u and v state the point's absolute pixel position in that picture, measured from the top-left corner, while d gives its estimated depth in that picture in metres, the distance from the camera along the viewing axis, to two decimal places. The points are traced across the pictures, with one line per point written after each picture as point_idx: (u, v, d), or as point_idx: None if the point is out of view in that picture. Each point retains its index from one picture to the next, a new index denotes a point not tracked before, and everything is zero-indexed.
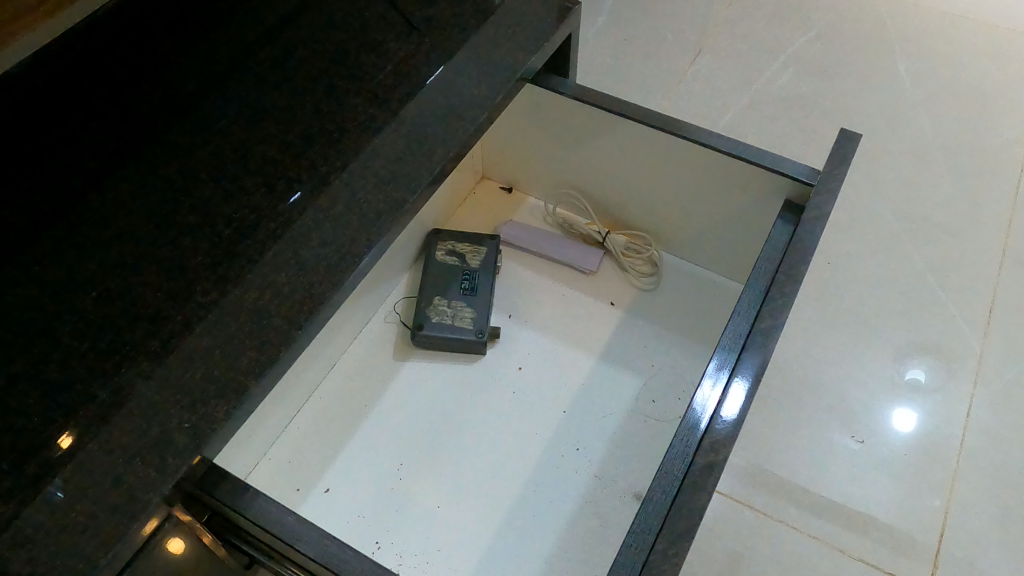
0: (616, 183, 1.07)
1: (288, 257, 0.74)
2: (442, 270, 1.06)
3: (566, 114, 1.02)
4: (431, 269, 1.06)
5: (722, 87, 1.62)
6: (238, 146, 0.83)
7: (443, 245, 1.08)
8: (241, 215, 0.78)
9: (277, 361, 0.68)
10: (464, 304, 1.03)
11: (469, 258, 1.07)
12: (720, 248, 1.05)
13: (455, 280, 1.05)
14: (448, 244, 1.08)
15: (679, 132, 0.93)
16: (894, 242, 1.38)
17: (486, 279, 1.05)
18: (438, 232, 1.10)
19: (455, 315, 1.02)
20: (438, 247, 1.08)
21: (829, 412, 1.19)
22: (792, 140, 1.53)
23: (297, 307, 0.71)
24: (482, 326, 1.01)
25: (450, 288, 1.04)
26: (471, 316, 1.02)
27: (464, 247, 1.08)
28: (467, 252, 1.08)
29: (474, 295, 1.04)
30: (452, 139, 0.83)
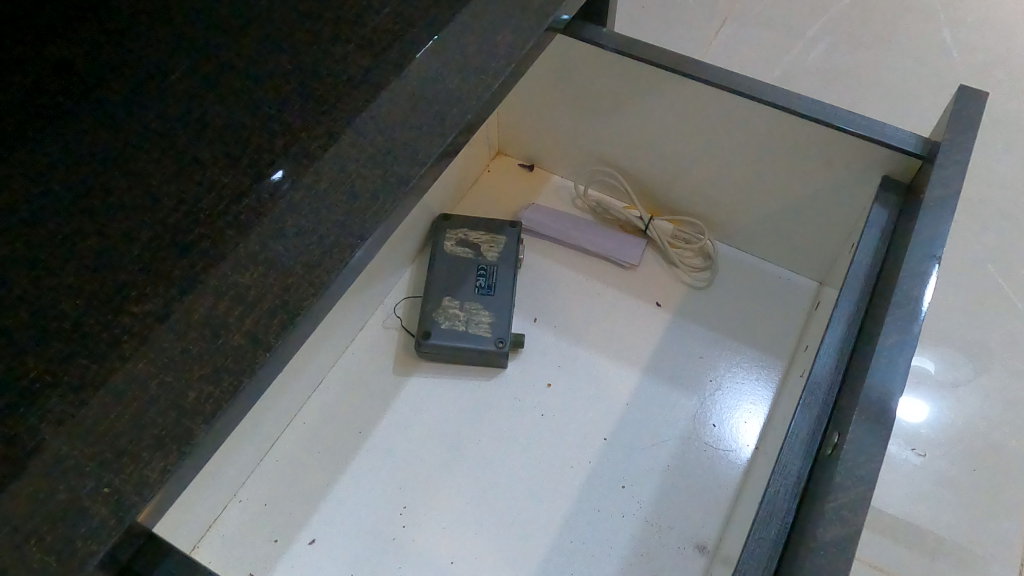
0: (660, 158, 0.89)
1: (255, 252, 0.55)
2: (452, 266, 0.88)
3: (601, 75, 0.83)
4: (438, 265, 0.88)
5: (772, 29, 1.30)
6: (194, 105, 0.64)
7: (453, 235, 0.90)
8: (193, 194, 0.60)
9: (237, 396, 0.49)
10: (479, 306, 0.84)
11: (485, 250, 0.89)
12: (788, 238, 0.87)
13: (468, 277, 0.87)
14: (460, 233, 0.90)
15: (746, 91, 0.75)
16: (999, 210, 1.08)
17: (506, 276, 0.87)
18: (447, 220, 0.91)
19: (469, 319, 0.83)
20: (447, 237, 0.90)
21: (916, 418, 0.91)
22: (865, 99, 1.22)
23: (264, 322, 0.52)
24: (503, 333, 0.83)
25: (462, 287, 0.86)
26: (488, 321, 0.83)
27: (480, 237, 0.90)
28: (482, 242, 0.89)
29: (493, 295, 0.85)
30: (470, 94, 0.63)
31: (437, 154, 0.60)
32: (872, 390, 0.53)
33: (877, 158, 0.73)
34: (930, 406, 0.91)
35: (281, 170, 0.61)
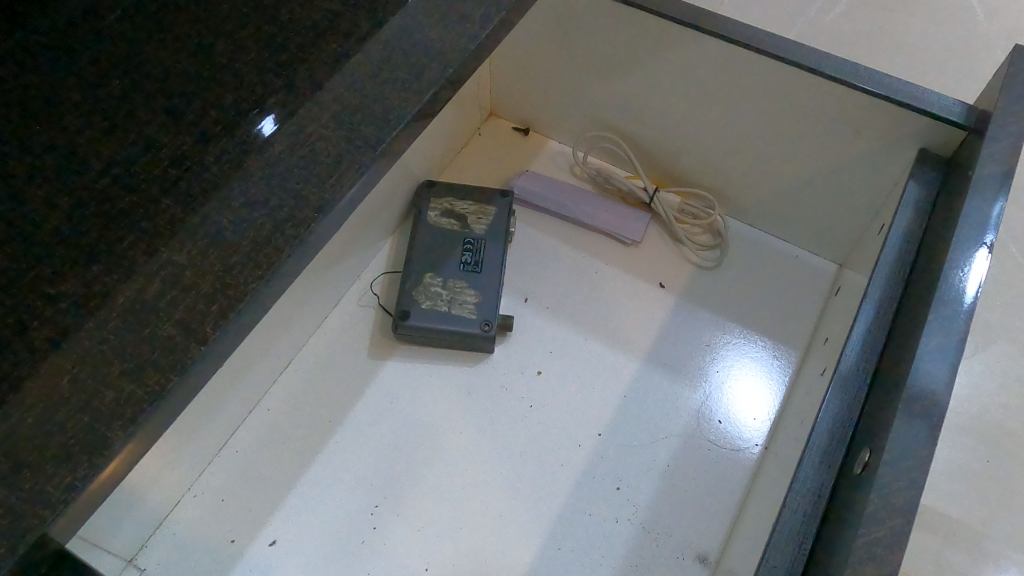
0: (668, 124, 0.81)
1: (195, 227, 0.47)
2: (436, 238, 0.80)
3: (606, 29, 0.75)
4: (420, 237, 0.80)
5: None
6: (133, 49, 0.55)
7: (437, 204, 0.82)
8: (125, 154, 0.50)
9: (164, 399, 0.41)
10: (464, 284, 0.77)
11: (472, 222, 0.81)
12: (807, 216, 0.79)
13: (453, 252, 0.79)
14: (445, 203, 0.81)
15: (769, 49, 0.67)
16: None
17: (494, 252, 0.79)
18: (431, 187, 0.83)
19: (452, 299, 0.76)
20: (430, 206, 0.82)
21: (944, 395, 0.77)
22: None
23: (200, 311, 0.44)
24: (489, 315, 0.75)
25: (446, 264, 0.78)
26: (474, 301, 0.76)
27: (467, 207, 0.82)
28: (470, 213, 0.81)
29: (479, 272, 0.78)
30: (452, 46, 0.54)
31: (412, 114, 0.51)
32: (912, 402, 0.46)
33: (915, 128, 0.65)
34: None
35: (274, 124, 0.52)
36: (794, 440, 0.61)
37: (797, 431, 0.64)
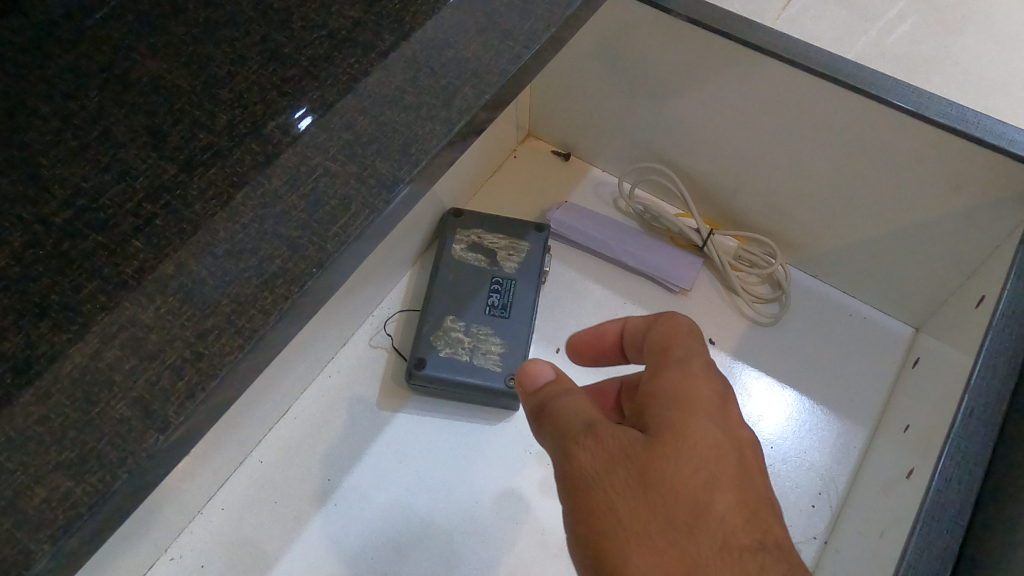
0: (728, 158, 0.72)
1: (168, 278, 0.39)
2: (460, 275, 0.71)
3: (665, 50, 0.66)
4: (442, 273, 0.71)
5: None
6: (118, 57, 0.47)
7: (464, 236, 0.73)
8: (94, 184, 0.42)
9: (108, 502, 0.33)
10: (489, 330, 0.68)
11: (502, 259, 0.72)
12: (883, 272, 0.70)
13: (478, 291, 0.70)
14: (473, 235, 0.73)
15: (859, 85, 0.58)
16: None
17: (524, 293, 0.70)
18: (458, 217, 0.74)
19: (474, 347, 0.67)
20: (456, 238, 0.73)
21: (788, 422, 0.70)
22: None
23: (162, 387, 0.36)
24: (517, 368, 0.67)
25: (470, 305, 0.70)
26: (499, 352, 0.67)
27: (497, 241, 0.73)
28: (500, 248, 0.73)
29: (507, 317, 0.69)
30: (490, 70, 0.47)
31: (437, 151, 0.43)
32: None
33: None
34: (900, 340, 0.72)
35: (313, 117, 0.45)
36: (866, 551, 0.53)
37: (864, 538, 0.55)
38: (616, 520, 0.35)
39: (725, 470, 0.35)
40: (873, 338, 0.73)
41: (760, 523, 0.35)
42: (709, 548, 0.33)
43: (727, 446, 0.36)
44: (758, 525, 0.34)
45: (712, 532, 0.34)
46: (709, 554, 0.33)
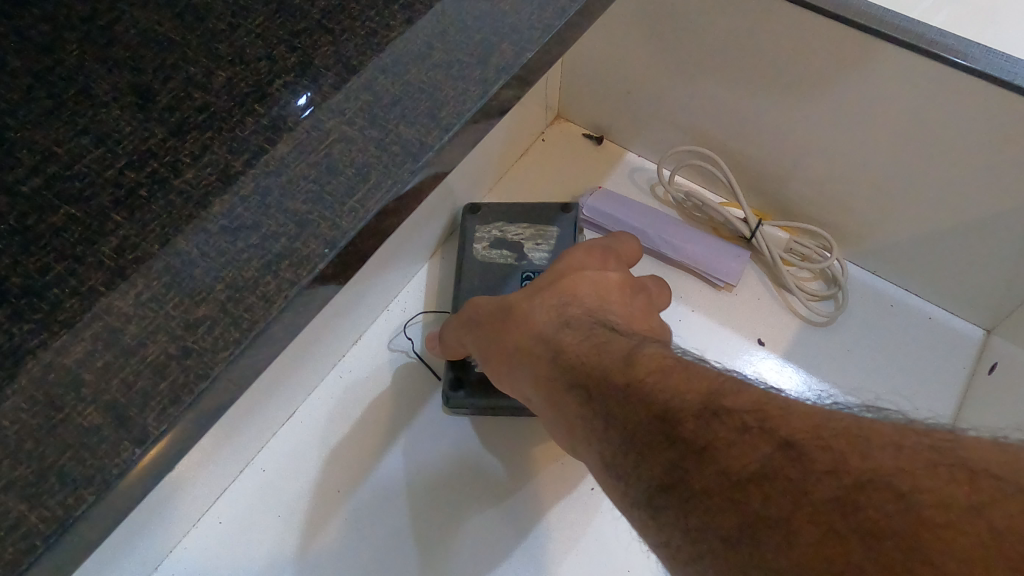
0: (778, 139, 0.65)
1: (152, 259, 0.33)
2: (489, 275, 0.65)
3: (716, 18, 0.59)
4: (467, 276, 0.65)
5: None
6: (103, 7, 0.41)
7: (485, 230, 0.68)
8: (68, 148, 0.36)
9: (70, 532, 0.27)
10: None
11: (530, 249, 0.66)
12: (953, 268, 0.64)
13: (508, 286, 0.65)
14: (494, 228, 0.67)
15: (944, 54, 0.51)
16: None
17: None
18: (474, 214, 0.69)
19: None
20: (477, 234, 0.68)
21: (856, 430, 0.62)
22: None
23: (143, 389, 0.29)
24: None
25: None
26: None
27: (519, 232, 0.67)
28: (527, 238, 0.67)
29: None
30: (532, 23, 0.40)
31: (472, 115, 0.37)
32: None
33: None
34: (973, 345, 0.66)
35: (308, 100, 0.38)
36: None
37: None
38: (498, 328, 0.49)
39: (562, 283, 0.48)
40: (943, 341, 0.66)
41: (579, 300, 0.47)
42: (540, 319, 0.46)
43: (568, 272, 0.49)
44: (587, 306, 0.46)
45: (545, 311, 0.46)
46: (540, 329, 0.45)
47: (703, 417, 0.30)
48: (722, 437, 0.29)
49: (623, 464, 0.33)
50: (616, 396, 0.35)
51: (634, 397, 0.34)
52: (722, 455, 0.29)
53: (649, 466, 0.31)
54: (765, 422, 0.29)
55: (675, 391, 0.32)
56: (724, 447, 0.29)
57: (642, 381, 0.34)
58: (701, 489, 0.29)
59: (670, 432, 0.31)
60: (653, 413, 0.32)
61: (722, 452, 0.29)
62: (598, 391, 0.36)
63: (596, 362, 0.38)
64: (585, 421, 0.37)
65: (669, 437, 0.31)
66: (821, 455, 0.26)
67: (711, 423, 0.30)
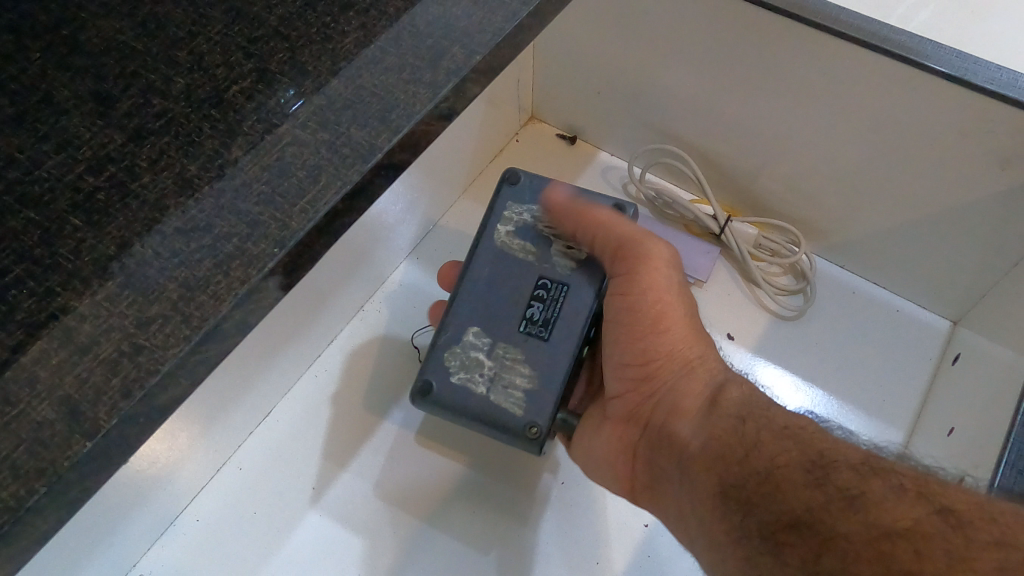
0: (746, 136, 0.66)
1: (108, 260, 0.34)
2: (498, 269, 0.52)
3: (679, 17, 0.60)
4: (478, 265, 0.52)
5: None
6: (67, 17, 0.42)
7: (516, 211, 0.53)
8: (29, 155, 0.37)
9: (20, 522, 0.28)
10: (522, 355, 0.50)
11: (560, 249, 0.52)
12: (918, 262, 0.65)
13: (521, 294, 0.51)
14: (528, 211, 0.53)
15: (897, 49, 0.52)
16: None
17: (575, 311, 0.51)
18: (514, 186, 0.54)
19: (498, 372, 0.50)
20: (505, 213, 0.53)
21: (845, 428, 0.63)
22: None
23: (95, 386, 0.30)
24: (546, 415, 0.49)
25: (510, 316, 0.51)
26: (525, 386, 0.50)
27: (556, 226, 0.52)
28: (568, 237, 0.52)
29: (547, 338, 0.50)
30: (483, 28, 0.41)
31: (422, 117, 0.38)
32: None
33: None
34: (938, 336, 0.67)
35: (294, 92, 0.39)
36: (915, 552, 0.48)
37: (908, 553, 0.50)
38: (636, 295, 0.48)
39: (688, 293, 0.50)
40: (908, 334, 0.67)
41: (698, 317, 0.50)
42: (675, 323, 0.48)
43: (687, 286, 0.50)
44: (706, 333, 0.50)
45: (678, 315, 0.49)
46: (682, 349, 0.48)
47: (860, 472, 0.37)
48: (879, 493, 0.35)
49: (749, 493, 0.38)
50: (771, 429, 0.41)
51: (785, 436, 0.40)
52: (871, 509, 0.35)
53: (784, 500, 0.37)
54: (921, 489, 0.35)
55: (838, 450, 0.39)
56: (876, 500, 0.35)
57: (796, 428, 0.41)
58: (843, 535, 0.35)
59: (819, 476, 0.37)
60: (808, 459, 0.38)
61: (871, 505, 0.35)
62: (755, 441, 0.40)
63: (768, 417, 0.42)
64: (718, 447, 0.41)
65: (818, 481, 0.37)
66: (982, 529, 0.33)
67: (865, 478, 0.36)
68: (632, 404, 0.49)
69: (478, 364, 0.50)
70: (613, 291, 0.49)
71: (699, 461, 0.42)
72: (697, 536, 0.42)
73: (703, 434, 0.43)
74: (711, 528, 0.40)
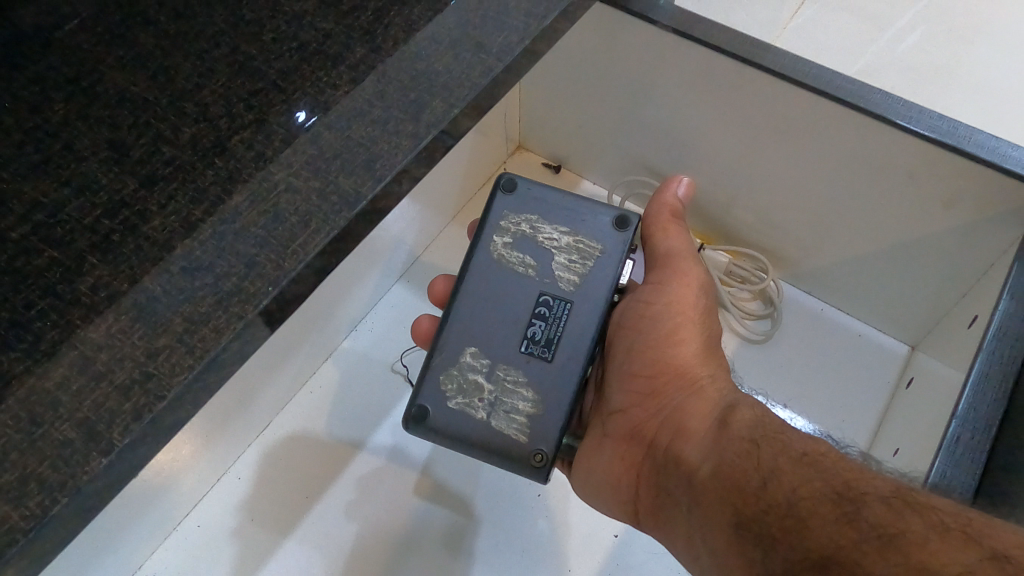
0: (721, 169, 0.70)
1: (122, 295, 0.38)
2: (497, 286, 0.53)
3: (652, 59, 0.64)
4: (475, 283, 0.54)
5: None
6: (87, 70, 0.47)
7: (513, 224, 0.54)
8: (54, 199, 0.42)
9: (45, 527, 0.32)
10: (523, 376, 0.52)
11: (560, 263, 0.53)
12: (879, 290, 0.69)
13: (522, 312, 0.53)
14: (525, 224, 0.54)
15: (849, 98, 0.55)
16: None
17: (578, 329, 0.52)
18: (510, 196, 0.55)
19: (499, 397, 0.52)
20: (502, 226, 0.55)
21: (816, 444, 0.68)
22: None
23: (109, 409, 0.35)
24: (551, 441, 0.51)
25: (509, 336, 0.52)
26: (529, 409, 0.51)
27: (556, 238, 0.54)
28: (566, 251, 0.53)
29: (550, 359, 0.52)
30: (461, 83, 0.45)
31: (404, 166, 0.42)
32: None
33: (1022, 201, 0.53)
34: (896, 360, 0.71)
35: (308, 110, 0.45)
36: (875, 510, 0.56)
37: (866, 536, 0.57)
38: (666, 304, 0.55)
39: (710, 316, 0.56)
40: (869, 358, 0.72)
41: (714, 345, 0.55)
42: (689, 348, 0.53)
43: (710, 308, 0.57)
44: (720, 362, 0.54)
45: (695, 340, 0.54)
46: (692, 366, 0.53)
47: (891, 506, 0.36)
48: (919, 533, 0.34)
49: (772, 528, 0.38)
50: (790, 458, 0.41)
51: (807, 466, 0.40)
52: (912, 550, 0.33)
53: (807, 537, 0.37)
54: (970, 533, 0.33)
55: (869, 482, 0.38)
56: (918, 542, 0.33)
57: (816, 455, 0.41)
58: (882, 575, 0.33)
59: (853, 511, 0.36)
60: (832, 491, 0.38)
61: (912, 546, 0.33)
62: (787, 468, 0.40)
63: (788, 441, 0.43)
64: (734, 472, 0.43)
65: (845, 517, 0.36)
66: None
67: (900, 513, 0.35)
68: (639, 422, 0.53)
69: (477, 389, 0.52)
70: (645, 296, 0.56)
71: (712, 488, 0.43)
72: (707, 561, 0.43)
73: (713, 459, 0.45)
74: (729, 561, 0.41)
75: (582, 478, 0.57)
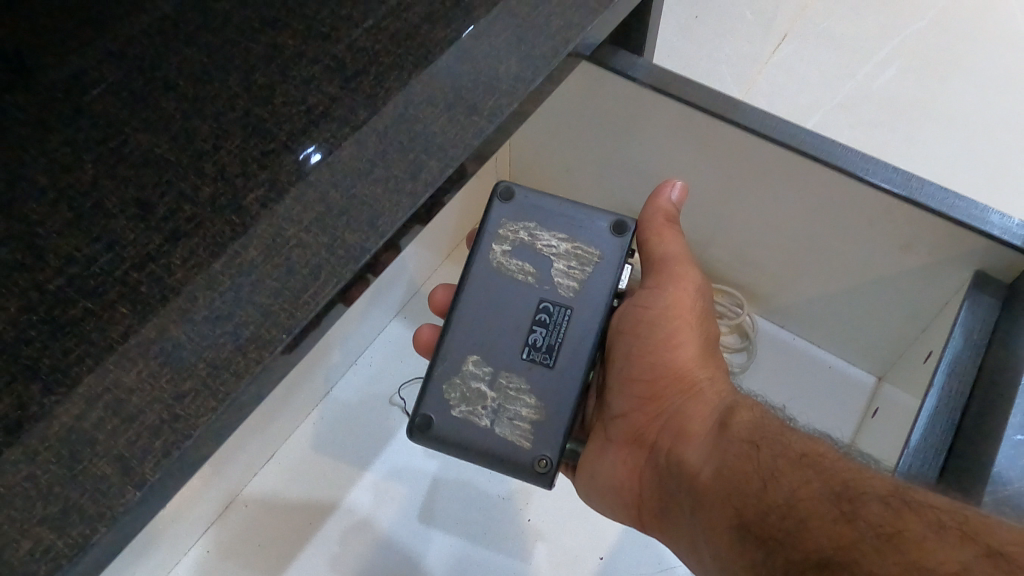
0: (700, 209, 0.74)
1: (150, 342, 0.42)
2: (497, 294, 0.58)
3: (633, 112, 0.68)
4: (475, 292, 0.58)
5: None
6: (113, 132, 0.51)
7: (511, 234, 0.59)
8: (86, 253, 0.46)
9: (86, 554, 0.36)
10: (525, 383, 0.56)
11: (559, 271, 0.58)
12: (847, 324, 0.73)
13: (523, 320, 0.57)
14: (522, 234, 0.59)
15: (813, 153, 0.59)
16: None
17: (576, 334, 0.56)
18: (507, 203, 0.60)
19: (500, 403, 0.56)
20: (501, 237, 0.59)
21: None
22: None
23: (141, 447, 0.39)
24: (552, 446, 0.54)
25: (510, 344, 0.56)
26: (531, 415, 0.55)
27: (554, 245, 0.58)
28: (564, 258, 0.58)
29: (551, 364, 0.56)
30: (455, 145, 0.50)
31: (403, 222, 0.47)
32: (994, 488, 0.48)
33: (973, 247, 0.57)
34: (863, 391, 0.76)
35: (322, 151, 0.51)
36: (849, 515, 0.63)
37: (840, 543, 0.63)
38: (664, 311, 0.58)
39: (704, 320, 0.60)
40: (838, 389, 0.77)
41: (710, 348, 0.59)
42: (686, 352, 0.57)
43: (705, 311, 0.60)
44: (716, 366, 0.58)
45: (692, 345, 0.58)
46: (691, 370, 0.57)
47: (889, 506, 0.39)
48: (917, 532, 0.37)
49: (773, 529, 0.42)
50: (788, 459, 0.45)
51: (805, 468, 0.44)
52: (907, 546, 0.37)
53: (805, 537, 0.41)
54: (966, 531, 0.37)
55: (867, 481, 0.42)
56: (914, 539, 0.37)
57: (812, 455, 0.45)
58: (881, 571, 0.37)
59: (849, 512, 0.40)
60: (832, 491, 0.42)
61: (908, 543, 0.37)
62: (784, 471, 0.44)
63: (784, 440, 0.47)
64: (734, 475, 0.47)
65: (845, 516, 0.40)
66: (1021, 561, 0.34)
67: (896, 511, 0.39)
68: (639, 426, 0.57)
69: (478, 395, 0.56)
70: (645, 299, 0.59)
71: (715, 490, 0.47)
72: (708, 557, 0.48)
73: (716, 461, 0.49)
74: (729, 557, 0.45)
75: (585, 479, 0.61)
